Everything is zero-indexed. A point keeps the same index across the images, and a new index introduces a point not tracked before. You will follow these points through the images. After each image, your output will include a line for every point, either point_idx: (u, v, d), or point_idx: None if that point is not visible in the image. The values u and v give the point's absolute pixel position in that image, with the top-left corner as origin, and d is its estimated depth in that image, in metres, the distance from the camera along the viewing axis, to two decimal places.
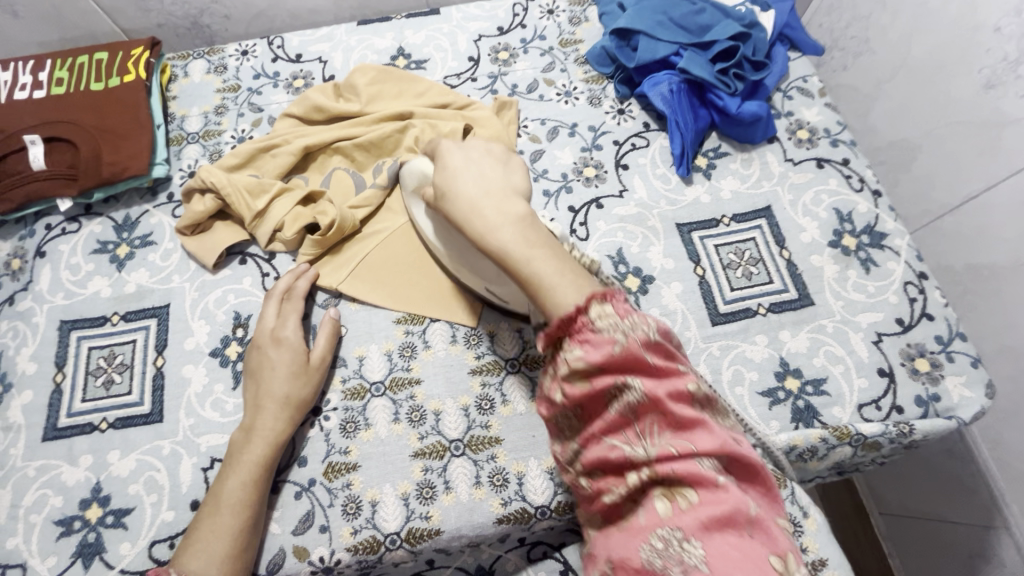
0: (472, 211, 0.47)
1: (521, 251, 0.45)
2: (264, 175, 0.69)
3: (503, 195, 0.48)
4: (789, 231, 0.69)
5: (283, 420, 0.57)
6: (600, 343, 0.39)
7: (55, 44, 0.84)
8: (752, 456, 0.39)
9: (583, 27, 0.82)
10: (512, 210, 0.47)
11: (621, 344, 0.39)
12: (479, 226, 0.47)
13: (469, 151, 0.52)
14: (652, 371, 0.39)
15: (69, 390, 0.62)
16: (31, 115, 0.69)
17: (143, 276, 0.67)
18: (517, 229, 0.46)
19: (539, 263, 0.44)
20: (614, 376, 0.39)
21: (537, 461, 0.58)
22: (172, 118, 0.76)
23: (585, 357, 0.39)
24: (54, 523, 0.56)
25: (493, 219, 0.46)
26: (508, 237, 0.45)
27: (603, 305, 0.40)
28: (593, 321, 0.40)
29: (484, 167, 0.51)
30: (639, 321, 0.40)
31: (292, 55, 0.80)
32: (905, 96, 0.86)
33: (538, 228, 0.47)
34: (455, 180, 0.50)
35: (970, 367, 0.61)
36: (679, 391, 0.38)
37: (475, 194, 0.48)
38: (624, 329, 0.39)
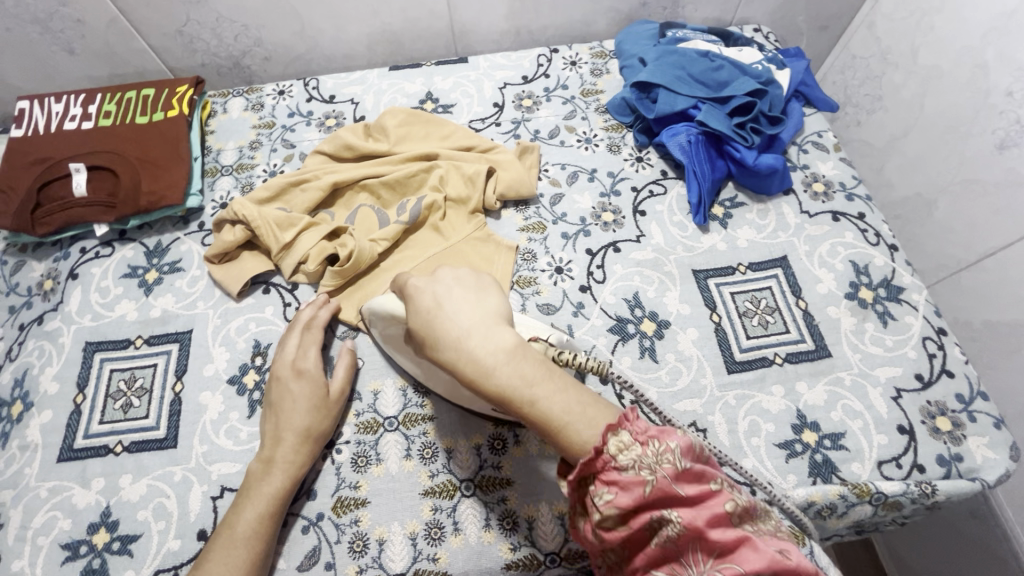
0: (462, 354, 0.43)
1: (520, 390, 0.42)
2: (293, 209, 0.72)
3: (500, 344, 0.43)
4: (805, 281, 0.69)
5: (303, 454, 0.57)
6: (630, 486, 0.38)
7: (104, 78, 0.89)
8: (807, 565, 0.36)
9: (604, 78, 0.85)
10: (504, 343, 0.43)
11: (651, 483, 0.37)
12: (472, 370, 0.43)
13: (441, 284, 0.49)
14: (687, 500, 0.37)
15: (88, 411, 0.63)
16: (79, 144, 0.73)
17: (169, 301, 0.69)
18: (511, 366, 0.42)
19: (541, 398, 0.41)
20: (650, 512, 0.37)
21: (548, 505, 0.57)
22: (209, 151, 0.80)
23: (616, 501, 0.38)
24: (61, 547, 0.56)
25: (502, 374, 0.42)
26: (505, 376, 0.42)
27: (619, 436, 0.39)
28: (615, 458, 0.38)
29: (462, 300, 0.47)
30: (663, 449, 0.38)
31: (326, 96, 0.84)
32: (919, 154, 0.88)
33: (533, 358, 0.43)
34: (436, 323, 0.46)
35: (993, 428, 0.60)
36: (716, 516, 0.36)
37: (453, 331, 0.44)
38: (649, 464, 0.38)
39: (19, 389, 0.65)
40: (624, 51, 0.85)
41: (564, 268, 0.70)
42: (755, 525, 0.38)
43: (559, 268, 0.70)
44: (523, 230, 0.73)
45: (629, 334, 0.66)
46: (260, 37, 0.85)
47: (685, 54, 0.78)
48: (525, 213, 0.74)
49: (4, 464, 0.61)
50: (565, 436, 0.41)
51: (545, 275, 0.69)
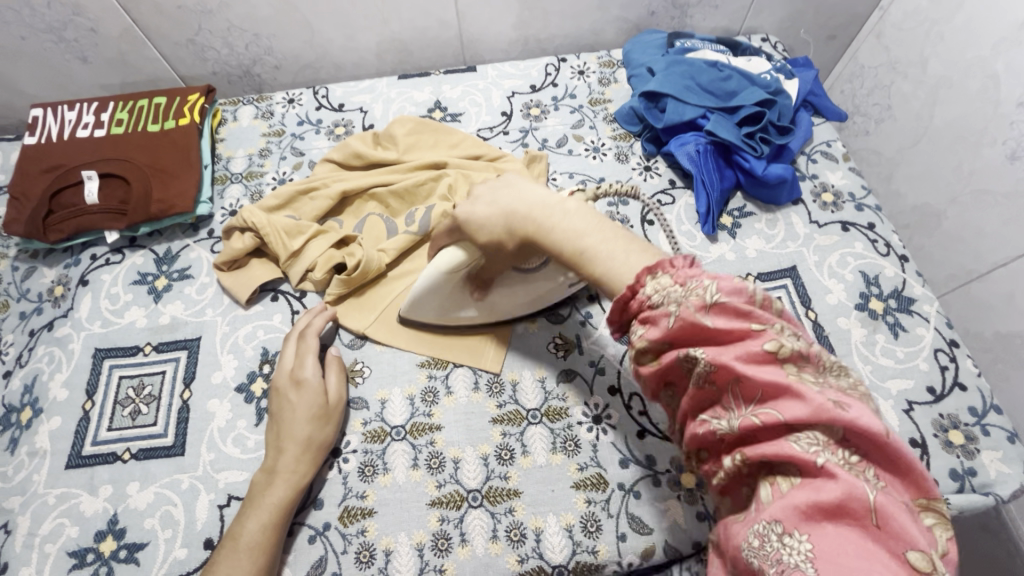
0: (529, 220, 0.46)
1: (581, 241, 0.43)
2: (302, 217, 0.72)
3: (560, 205, 0.45)
4: (815, 292, 0.69)
5: (305, 463, 0.56)
6: (659, 318, 0.37)
7: (116, 86, 0.90)
8: (873, 424, 0.31)
9: (612, 88, 0.85)
10: (569, 206, 0.45)
11: (675, 314, 0.36)
12: (547, 225, 0.45)
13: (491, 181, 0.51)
14: (718, 338, 0.35)
15: (96, 418, 0.63)
16: (91, 152, 0.74)
17: (178, 309, 0.69)
18: (577, 220, 0.44)
19: (603, 246, 0.42)
20: (677, 349, 0.37)
21: (556, 517, 0.57)
22: (219, 158, 0.80)
23: (647, 334, 0.38)
24: (68, 555, 0.56)
25: (566, 227, 0.44)
26: (559, 233, 0.44)
27: (656, 278, 0.38)
28: (649, 296, 0.38)
29: (516, 185, 0.49)
30: (695, 287, 0.36)
31: (335, 104, 0.85)
32: (928, 164, 0.87)
33: (596, 216, 0.44)
34: (504, 208, 0.47)
35: (1007, 442, 0.59)
36: (755, 356, 0.34)
37: (513, 208, 0.47)
38: (677, 297, 0.37)
39: (29, 396, 0.65)
40: (633, 60, 0.85)
41: None
42: (820, 376, 0.34)
43: None
44: None
45: None
46: (270, 46, 0.86)
47: (693, 64, 0.78)
48: None
49: (13, 470, 0.61)
50: (600, 276, 0.42)
51: None
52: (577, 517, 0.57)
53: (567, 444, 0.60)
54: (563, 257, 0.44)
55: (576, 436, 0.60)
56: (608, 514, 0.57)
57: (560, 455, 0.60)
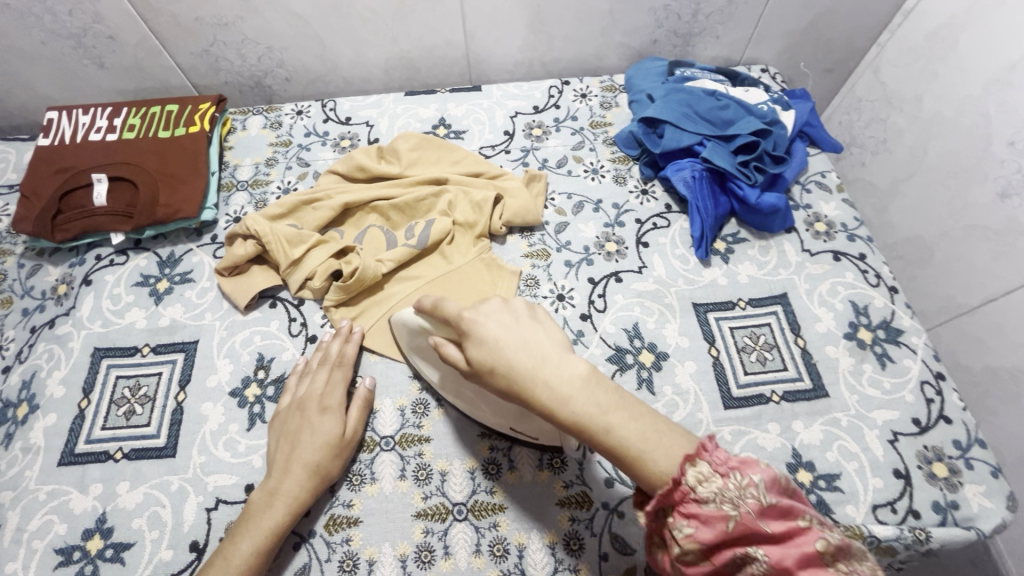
0: (540, 382, 0.44)
1: (599, 418, 0.43)
2: (304, 226, 0.74)
3: (562, 362, 0.45)
4: (804, 319, 0.70)
5: (308, 489, 0.56)
6: (711, 521, 0.39)
7: (130, 92, 0.92)
8: None
9: (613, 111, 0.87)
10: (580, 374, 0.45)
11: (732, 518, 0.38)
12: (551, 399, 0.44)
13: (497, 314, 0.48)
14: (772, 539, 0.37)
15: (91, 416, 0.64)
16: (102, 156, 0.76)
17: (178, 311, 0.70)
18: (590, 393, 0.44)
19: (620, 429, 0.43)
20: (733, 547, 0.38)
21: (539, 534, 0.57)
22: (226, 166, 0.82)
23: (697, 536, 0.39)
24: (55, 552, 0.56)
25: (568, 393, 0.44)
26: (581, 404, 0.43)
27: (698, 467, 0.40)
28: (697, 491, 0.40)
29: (524, 330, 0.47)
30: (745, 482, 0.39)
31: (342, 118, 0.87)
32: (922, 198, 0.89)
33: (605, 386, 0.45)
34: (505, 351, 0.45)
35: (990, 476, 0.60)
36: (806, 556, 0.36)
37: (508, 353, 0.45)
38: (732, 499, 0.39)
39: (26, 391, 0.66)
40: (634, 86, 0.87)
41: (566, 295, 0.71)
42: (853, 566, 0.36)
43: (561, 295, 0.71)
44: (527, 256, 0.74)
45: (628, 364, 0.66)
46: (282, 59, 0.88)
47: (692, 92, 0.80)
48: (530, 240, 0.76)
49: (6, 465, 0.61)
50: (634, 457, 0.42)
51: (547, 301, 0.71)
52: (561, 535, 0.57)
53: (554, 461, 0.61)
54: (584, 433, 0.43)
55: (562, 454, 0.61)
56: (591, 533, 0.57)
57: (547, 472, 0.60)
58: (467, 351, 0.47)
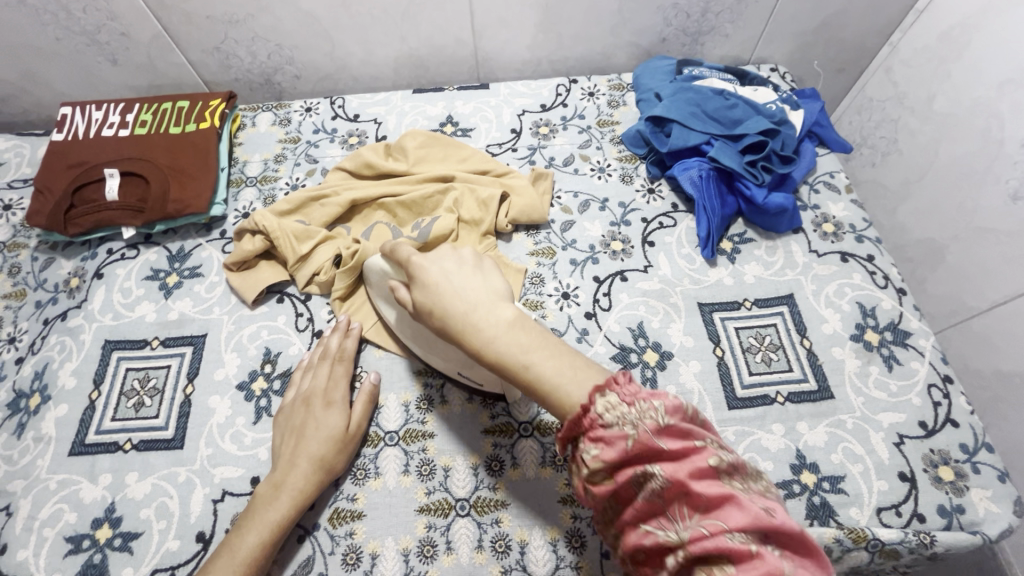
0: (467, 323, 0.45)
1: (520, 358, 0.43)
2: (311, 222, 0.74)
3: (490, 304, 0.46)
4: (811, 320, 0.69)
5: (313, 482, 0.57)
6: (614, 441, 0.38)
7: (142, 89, 0.93)
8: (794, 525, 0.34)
9: (620, 110, 0.87)
10: (505, 317, 0.45)
11: (632, 437, 0.37)
12: (477, 340, 0.45)
13: (444, 261, 0.49)
14: (668, 455, 0.37)
15: (101, 408, 0.65)
16: (114, 151, 0.77)
17: (187, 305, 0.71)
18: (512, 334, 0.44)
19: (540, 367, 0.43)
20: (633, 466, 0.38)
21: (541, 530, 0.57)
22: (235, 162, 0.83)
23: (601, 456, 0.38)
24: (65, 540, 0.57)
25: (488, 328, 0.44)
26: (503, 343, 0.44)
27: (606, 397, 0.39)
28: (602, 415, 0.39)
29: (464, 275, 0.48)
30: (646, 407, 0.38)
31: (350, 115, 0.88)
32: (933, 200, 0.88)
33: (533, 330, 0.45)
34: (442, 293, 0.47)
35: (997, 481, 0.59)
36: (700, 470, 0.36)
37: (444, 295, 0.47)
38: (631, 420, 0.38)
39: (38, 382, 0.67)
40: (642, 84, 0.87)
41: (571, 293, 0.71)
42: (745, 483, 0.37)
43: (566, 294, 0.71)
44: (533, 254, 0.74)
45: (632, 363, 0.66)
46: (292, 57, 0.89)
47: (701, 92, 0.79)
48: (535, 238, 0.76)
49: (18, 454, 0.63)
50: (552, 393, 0.42)
51: (552, 300, 0.71)
52: (563, 532, 0.57)
53: (556, 458, 0.61)
54: (512, 374, 0.44)
55: None
56: (593, 530, 0.57)
57: (550, 468, 0.60)
58: (413, 293, 0.49)
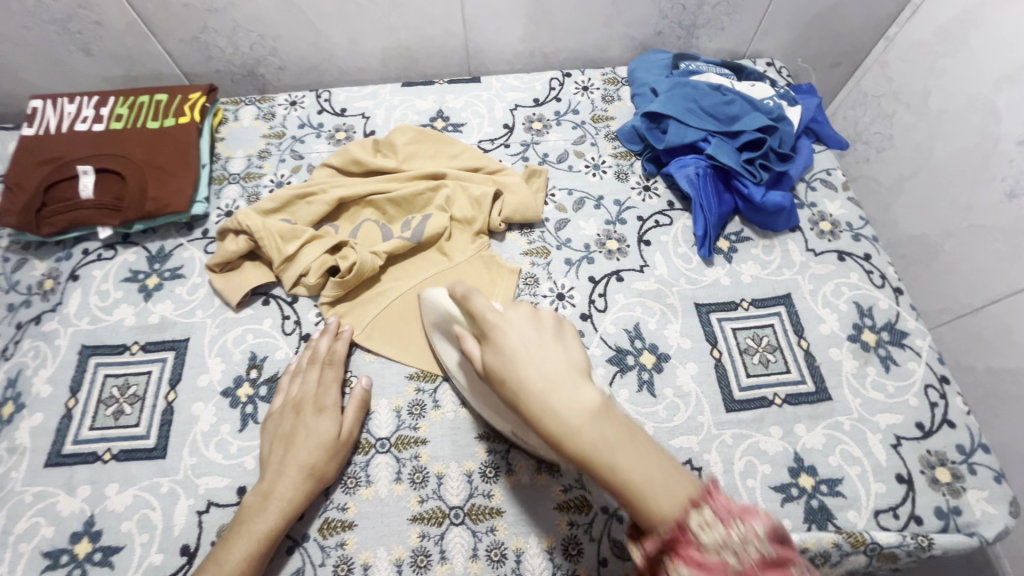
0: (550, 418, 0.42)
1: (604, 456, 0.40)
2: (298, 221, 0.72)
3: (574, 389, 0.43)
4: (808, 321, 0.69)
5: (302, 491, 0.55)
6: (711, 566, 0.36)
7: (118, 80, 0.90)
8: None
9: (615, 105, 0.85)
10: (589, 405, 0.42)
11: (735, 567, 0.36)
12: (557, 430, 0.41)
13: (518, 326, 0.46)
14: None
15: (79, 416, 0.62)
16: (88, 147, 0.73)
17: (168, 308, 0.69)
18: (597, 427, 0.41)
19: (624, 465, 0.40)
20: None
21: (537, 538, 0.56)
22: (217, 158, 0.80)
23: None
24: (42, 555, 0.55)
25: (568, 418, 0.41)
26: (590, 435, 0.41)
27: (701, 512, 0.39)
28: (697, 535, 0.38)
29: (545, 351, 0.45)
30: (747, 531, 0.38)
31: (337, 109, 0.85)
32: (927, 197, 0.88)
33: (617, 422, 0.42)
34: (518, 363, 0.44)
35: (993, 481, 0.59)
36: None
37: (525, 375, 0.43)
38: (732, 544, 0.37)
39: (11, 390, 0.64)
40: (637, 79, 0.85)
41: (566, 294, 0.70)
42: None
43: (561, 294, 0.70)
44: (527, 254, 0.73)
45: (628, 365, 0.65)
46: (275, 47, 0.86)
47: (697, 87, 0.78)
48: (529, 237, 0.74)
49: None
50: (642, 500, 0.39)
51: (546, 300, 0.69)
52: (560, 540, 0.56)
53: (552, 464, 0.60)
54: (591, 470, 0.41)
55: None
56: (589, 538, 0.56)
57: (545, 475, 0.59)
58: (487, 356, 0.46)
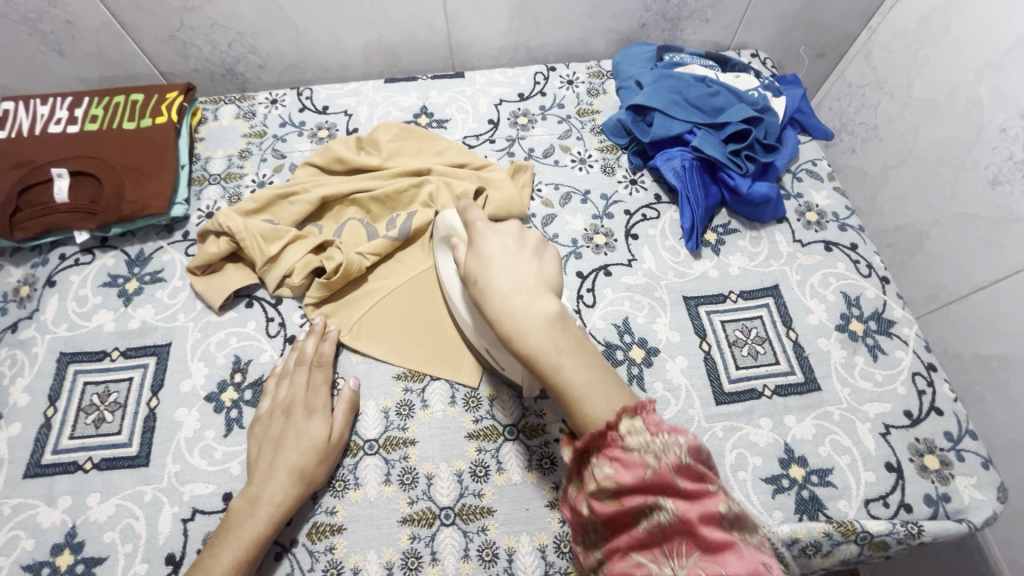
0: (507, 314, 0.44)
1: (551, 356, 0.42)
2: (280, 221, 0.70)
3: (535, 291, 0.45)
4: (797, 312, 0.69)
5: (291, 496, 0.54)
6: (631, 464, 0.38)
7: (93, 81, 0.87)
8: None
9: (600, 99, 0.85)
10: (546, 312, 0.44)
11: (652, 467, 0.37)
12: (510, 327, 0.44)
13: (500, 237, 0.49)
14: (681, 493, 0.37)
15: (58, 425, 0.61)
16: (62, 149, 0.71)
17: (149, 313, 0.67)
18: (549, 334, 0.43)
19: (567, 371, 0.42)
20: (644, 496, 0.38)
21: (529, 536, 0.56)
22: (197, 158, 0.79)
23: (614, 477, 0.38)
24: (22, 568, 0.54)
25: (523, 319, 0.43)
26: (540, 338, 0.43)
27: (633, 419, 0.39)
28: (624, 439, 0.39)
29: (517, 262, 0.46)
30: (671, 441, 0.38)
31: (319, 107, 0.83)
32: (912, 186, 0.88)
33: (571, 332, 0.44)
34: (491, 269, 0.46)
35: (981, 467, 0.60)
36: (709, 514, 0.37)
37: (490, 279, 0.46)
38: (655, 451, 0.38)
39: None
40: (622, 72, 0.84)
41: None
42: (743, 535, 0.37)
43: None
44: None
45: (617, 360, 0.65)
46: (254, 45, 0.84)
47: (682, 79, 0.77)
48: None
49: None
50: (574, 404, 0.42)
51: None
52: (552, 537, 0.56)
53: (542, 461, 0.59)
54: (537, 369, 0.43)
55: (552, 453, 0.59)
56: None
57: (536, 472, 0.59)
58: (466, 261, 0.49)
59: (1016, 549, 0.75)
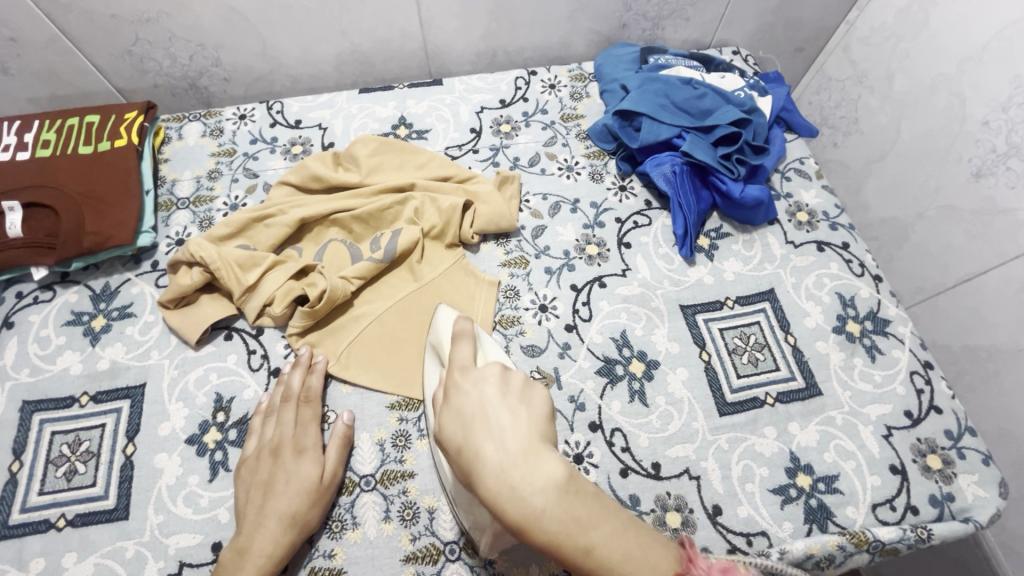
0: (513, 502, 0.34)
1: (576, 536, 0.34)
2: (257, 247, 0.67)
3: (538, 456, 0.36)
4: (793, 316, 0.68)
5: (284, 544, 0.51)
6: None
7: (43, 101, 0.81)
8: None
9: (584, 103, 0.83)
10: (554, 476, 0.35)
11: None
12: (518, 513, 0.34)
13: (482, 385, 0.40)
14: None
15: (25, 481, 0.56)
16: (12, 179, 0.66)
17: (119, 352, 0.63)
18: (565, 501, 0.35)
19: (599, 540, 0.35)
20: None
21: (539, 567, 0.53)
22: (162, 181, 0.74)
23: None
24: None
25: (533, 497, 0.34)
26: (556, 524, 0.34)
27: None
28: None
29: (508, 417, 0.38)
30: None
31: (291, 121, 0.79)
32: (895, 180, 0.88)
33: (586, 489, 0.36)
34: (478, 432, 0.37)
35: (982, 464, 0.60)
36: None
37: (477, 448, 0.36)
38: None
39: None
40: (605, 74, 0.82)
41: (549, 305, 0.67)
42: None
43: (543, 306, 0.67)
44: (505, 265, 0.69)
45: (618, 375, 0.63)
46: (218, 57, 0.79)
47: (668, 81, 0.76)
48: (506, 247, 0.71)
49: None
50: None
51: (529, 313, 0.66)
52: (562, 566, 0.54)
53: None
54: (565, 557, 0.35)
55: None
56: None
57: None
58: (446, 430, 0.39)
59: (1010, 534, 0.76)
